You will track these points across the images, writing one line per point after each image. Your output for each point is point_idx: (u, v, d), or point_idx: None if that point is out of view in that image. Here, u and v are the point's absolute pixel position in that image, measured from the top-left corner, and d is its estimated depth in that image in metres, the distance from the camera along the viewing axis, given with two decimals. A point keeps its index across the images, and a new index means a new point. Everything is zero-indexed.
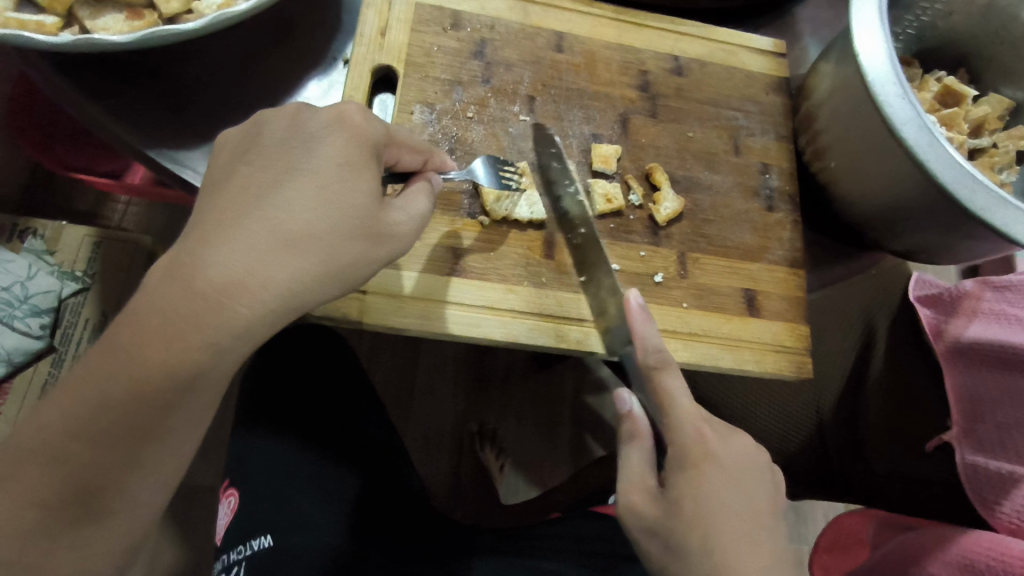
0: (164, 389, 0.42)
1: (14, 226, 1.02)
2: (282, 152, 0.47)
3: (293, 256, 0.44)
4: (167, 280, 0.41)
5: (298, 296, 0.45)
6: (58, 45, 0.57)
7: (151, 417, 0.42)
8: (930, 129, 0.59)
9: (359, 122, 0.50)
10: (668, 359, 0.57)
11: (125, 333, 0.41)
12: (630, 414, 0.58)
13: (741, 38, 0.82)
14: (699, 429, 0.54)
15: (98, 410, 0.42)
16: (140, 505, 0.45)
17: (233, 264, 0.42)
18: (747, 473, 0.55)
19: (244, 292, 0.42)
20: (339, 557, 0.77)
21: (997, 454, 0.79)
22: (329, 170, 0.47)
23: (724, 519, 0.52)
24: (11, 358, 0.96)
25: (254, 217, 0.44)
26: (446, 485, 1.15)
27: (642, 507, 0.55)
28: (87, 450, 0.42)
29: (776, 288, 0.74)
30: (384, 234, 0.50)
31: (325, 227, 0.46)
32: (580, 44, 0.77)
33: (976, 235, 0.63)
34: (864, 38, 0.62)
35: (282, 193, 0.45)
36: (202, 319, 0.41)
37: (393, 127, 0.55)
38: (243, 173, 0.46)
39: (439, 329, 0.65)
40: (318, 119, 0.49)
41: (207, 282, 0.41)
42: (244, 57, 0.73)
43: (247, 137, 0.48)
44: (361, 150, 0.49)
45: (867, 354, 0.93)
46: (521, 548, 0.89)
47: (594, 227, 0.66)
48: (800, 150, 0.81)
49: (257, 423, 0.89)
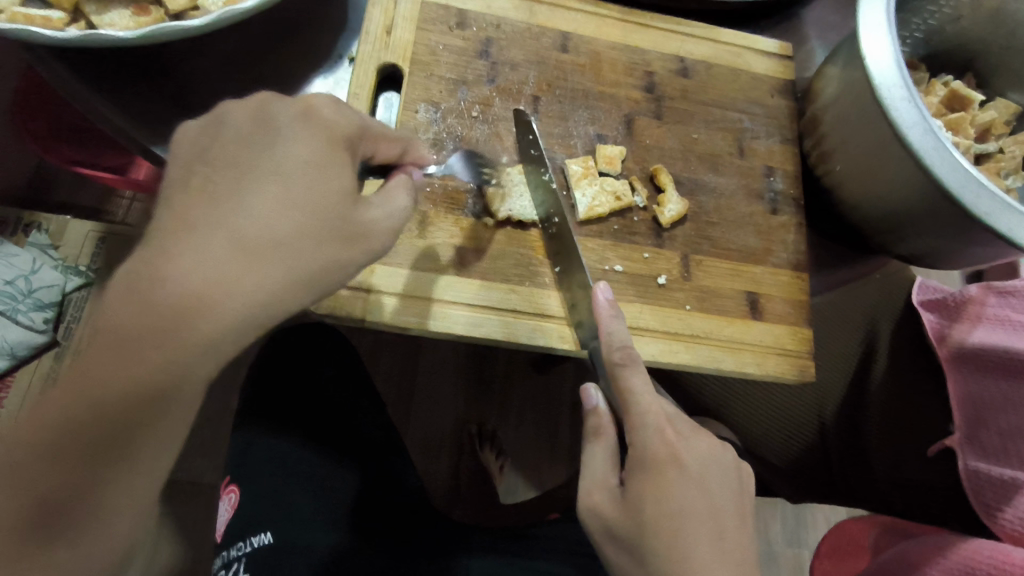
0: (156, 386, 0.42)
1: (18, 219, 1.02)
2: (247, 152, 0.46)
3: (261, 262, 0.44)
4: (128, 291, 0.41)
5: (269, 301, 0.44)
6: (65, 41, 0.57)
7: (145, 411, 0.43)
8: (936, 133, 0.58)
9: (330, 118, 0.50)
10: (633, 355, 0.58)
11: (123, 330, 0.41)
12: (595, 410, 0.59)
13: (747, 40, 0.81)
14: (659, 427, 0.54)
15: (93, 405, 0.42)
16: (138, 492, 0.46)
17: (205, 268, 0.42)
18: (710, 471, 0.55)
19: (216, 301, 0.42)
20: (337, 552, 0.77)
21: (999, 461, 0.79)
22: (297, 171, 0.47)
23: (689, 521, 0.51)
24: (15, 351, 0.97)
25: (223, 220, 0.43)
26: (445, 486, 1.15)
27: (604, 508, 0.54)
28: (85, 443, 0.42)
29: (779, 292, 0.73)
30: (359, 233, 0.49)
31: (293, 230, 0.45)
32: (585, 44, 0.77)
33: (980, 241, 0.63)
34: (873, 41, 0.62)
35: (253, 194, 0.45)
36: (168, 332, 0.42)
37: (367, 120, 0.54)
38: (202, 173, 0.45)
39: (444, 330, 0.65)
40: (284, 113, 0.49)
41: (175, 292, 0.42)
42: (250, 55, 0.73)
43: (204, 134, 0.47)
44: (331, 148, 0.49)
45: (869, 357, 0.93)
46: (521, 549, 0.89)
47: (565, 215, 0.63)
48: (805, 153, 0.81)
49: (259, 419, 0.89)
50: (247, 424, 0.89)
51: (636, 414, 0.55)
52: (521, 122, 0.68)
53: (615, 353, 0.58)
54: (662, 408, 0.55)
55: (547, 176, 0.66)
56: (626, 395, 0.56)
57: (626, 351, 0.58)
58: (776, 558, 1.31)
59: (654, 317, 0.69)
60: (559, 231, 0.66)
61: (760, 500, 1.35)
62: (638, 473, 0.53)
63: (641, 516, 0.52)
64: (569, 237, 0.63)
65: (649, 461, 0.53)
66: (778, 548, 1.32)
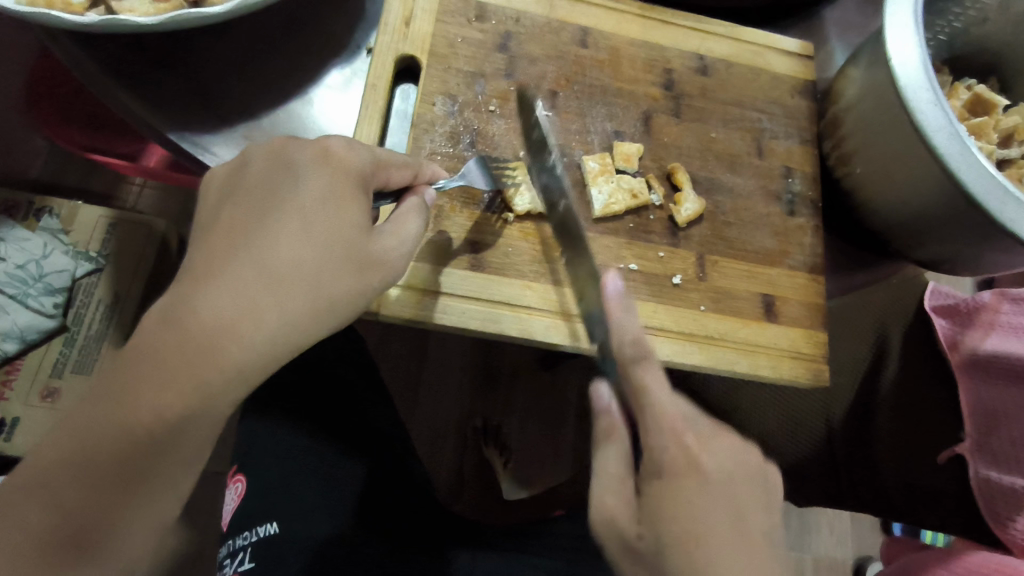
0: (181, 412, 0.43)
1: (30, 204, 1.03)
2: (266, 191, 0.48)
3: (278, 296, 0.45)
4: (158, 324, 0.43)
5: (286, 336, 0.45)
6: (83, 25, 0.57)
7: (172, 430, 0.43)
8: (962, 137, 0.57)
9: (341, 155, 0.50)
10: (646, 349, 0.54)
11: (143, 364, 0.42)
12: (607, 409, 0.54)
13: (768, 39, 0.80)
14: (675, 430, 0.51)
15: (122, 423, 0.42)
16: (158, 510, 0.45)
17: (221, 310, 0.43)
18: (732, 481, 0.52)
19: (233, 335, 0.43)
20: (338, 538, 0.78)
21: (1010, 470, 0.80)
22: (311, 207, 0.47)
23: (709, 526, 0.48)
24: (24, 335, 0.98)
25: (242, 262, 0.45)
26: (449, 480, 1.15)
27: (620, 519, 0.50)
28: (114, 458, 0.42)
29: (795, 294, 0.73)
30: (373, 264, 0.50)
31: (308, 266, 0.46)
32: (605, 39, 0.76)
33: (1004, 246, 0.61)
34: (900, 44, 0.61)
35: (268, 230, 0.46)
36: (188, 364, 0.43)
37: (381, 150, 0.53)
38: (230, 215, 0.47)
39: (461, 325, 0.65)
40: (302, 152, 0.49)
41: (198, 323, 0.43)
42: (267, 43, 0.73)
43: (231, 176, 0.49)
44: (345, 184, 0.49)
45: (881, 361, 0.92)
46: (521, 545, 0.89)
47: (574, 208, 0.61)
48: (824, 155, 0.80)
49: (267, 407, 0.90)
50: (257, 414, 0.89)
51: (649, 419, 0.52)
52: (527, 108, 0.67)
53: (629, 348, 0.54)
54: (679, 413, 0.52)
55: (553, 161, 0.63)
56: (642, 395, 0.52)
57: (640, 345, 0.54)
58: None
59: (667, 315, 0.69)
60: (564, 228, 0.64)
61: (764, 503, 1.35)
62: (656, 482, 0.50)
63: (659, 525, 0.48)
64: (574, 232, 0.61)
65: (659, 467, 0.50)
66: (782, 551, 1.32)
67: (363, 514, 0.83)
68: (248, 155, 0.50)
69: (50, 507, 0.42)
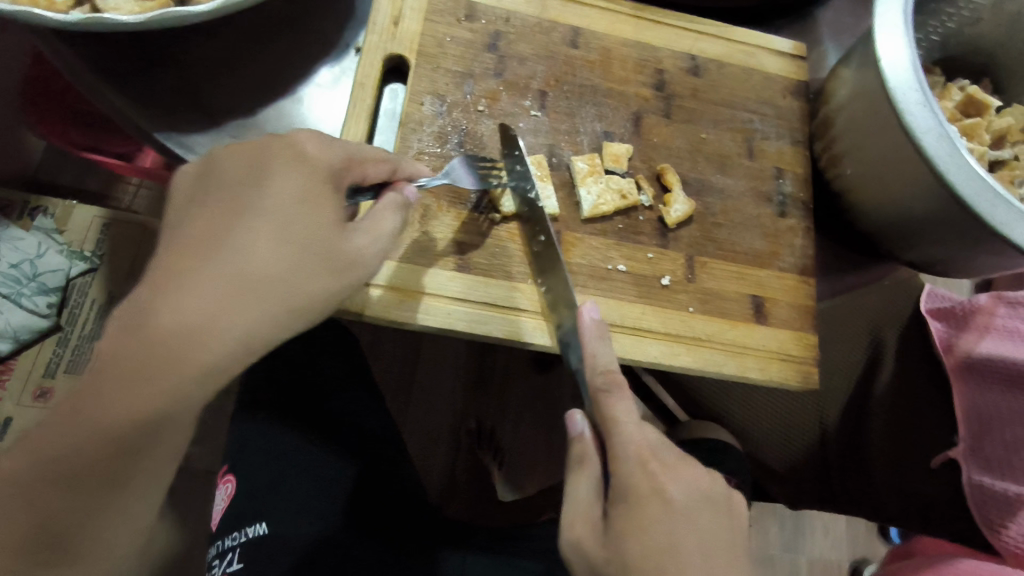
0: (153, 415, 0.43)
1: (24, 203, 1.02)
2: (235, 193, 0.47)
3: (250, 299, 0.44)
4: (123, 330, 0.42)
5: (254, 339, 0.45)
6: (67, 24, 0.57)
7: (143, 434, 0.43)
8: (951, 140, 0.57)
9: (314, 154, 0.49)
10: (617, 380, 0.56)
11: (109, 370, 0.42)
12: (580, 437, 0.56)
13: (760, 39, 0.80)
14: (639, 457, 0.53)
15: (98, 428, 0.43)
16: (138, 499, 0.48)
17: (187, 315, 0.43)
18: (699, 509, 0.53)
19: (205, 336, 0.43)
20: (326, 541, 0.79)
21: (1003, 476, 0.80)
22: (281, 208, 0.47)
23: (675, 554, 0.50)
24: (17, 335, 0.98)
25: (208, 266, 0.44)
26: (441, 480, 1.11)
27: (586, 543, 0.52)
28: (92, 461, 0.43)
29: (784, 295, 0.72)
30: (348, 264, 0.49)
31: (281, 267, 0.46)
32: (595, 39, 0.75)
33: (995, 249, 0.61)
34: (888, 44, 0.60)
35: (239, 231, 0.45)
36: (156, 368, 0.42)
37: (354, 147, 0.53)
38: (199, 218, 0.46)
39: (444, 325, 0.64)
40: (272, 153, 0.49)
41: (164, 328, 0.42)
42: (255, 43, 0.72)
43: (200, 178, 0.48)
44: (317, 184, 0.49)
45: (874, 365, 0.90)
46: (510, 548, 0.88)
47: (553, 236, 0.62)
48: (815, 156, 0.80)
49: (257, 407, 0.89)
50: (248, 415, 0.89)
51: (618, 445, 0.53)
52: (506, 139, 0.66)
53: (598, 379, 0.56)
54: (645, 439, 0.54)
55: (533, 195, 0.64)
56: (611, 425, 0.54)
57: (610, 377, 0.56)
58: (774, 562, 1.31)
59: (655, 317, 0.68)
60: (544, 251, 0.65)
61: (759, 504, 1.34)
62: (623, 507, 0.52)
63: (625, 548, 0.50)
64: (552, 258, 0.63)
65: (628, 493, 0.52)
66: (776, 553, 1.31)
67: (353, 515, 0.83)
68: (218, 156, 0.49)
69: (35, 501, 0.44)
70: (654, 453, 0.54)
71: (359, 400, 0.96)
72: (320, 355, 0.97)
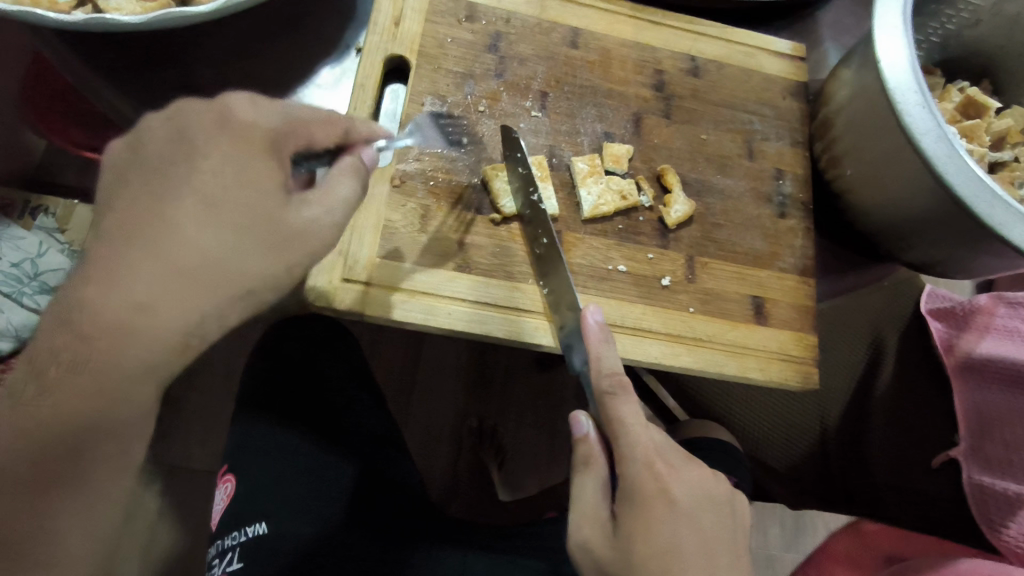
0: (119, 380, 0.46)
1: (25, 202, 1.02)
2: (165, 166, 0.46)
3: (195, 272, 0.45)
4: (76, 306, 0.45)
5: (202, 313, 0.46)
6: (70, 24, 0.57)
7: (117, 396, 0.48)
8: (950, 141, 0.57)
9: (245, 120, 0.48)
10: (624, 383, 0.55)
11: (71, 340, 0.46)
12: (585, 438, 0.56)
13: (760, 40, 0.80)
14: (647, 460, 0.53)
15: (76, 392, 0.47)
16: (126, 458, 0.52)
17: (131, 292, 0.44)
18: (704, 510, 0.53)
19: (157, 309, 0.45)
20: (322, 539, 0.78)
21: (1005, 475, 0.79)
22: (211, 182, 0.46)
23: (681, 555, 0.50)
24: (19, 333, 1.00)
25: (143, 243, 0.44)
26: (443, 480, 1.14)
27: (595, 544, 0.53)
28: (71, 420, 0.48)
29: (784, 296, 0.73)
30: (295, 235, 0.48)
31: (218, 242, 0.46)
32: (595, 40, 0.76)
33: (996, 250, 0.61)
34: (887, 45, 0.61)
35: (173, 204, 0.45)
36: (114, 338, 0.45)
37: (292, 108, 0.51)
38: (129, 192, 0.46)
39: (443, 325, 0.64)
40: (197, 123, 0.47)
41: (110, 305, 0.44)
42: (256, 43, 0.73)
43: (128, 150, 0.47)
44: (249, 150, 0.47)
45: (874, 365, 0.91)
46: (513, 548, 0.86)
47: (556, 239, 0.64)
48: (815, 157, 0.80)
49: (257, 408, 0.89)
50: (247, 416, 0.89)
51: (625, 446, 0.53)
52: (508, 140, 0.66)
53: (604, 382, 0.55)
54: (651, 439, 0.54)
55: (536, 198, 0.65)
56: (616, 426, 0.54)
57: (617, 380, 0.55)
58: (774, 562, 1.31)
59: (656, 318, 0.68)
60: (546, 252, 0.66)
61: (759, 504, 1.34)
62: (628, 507, 0.52)
63: (630, 550, 0.51)
64: (552, 258, 0.65)
65: (635, 494, 0.52)
66: (776, 553, 1.32)
67: (352, 518, 0.82)
68: (145, 127, 0.48)
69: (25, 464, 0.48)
70: (659, 453, 0.54)
71: (345, 394, 0.96)
72: (291, 342, 0.96)
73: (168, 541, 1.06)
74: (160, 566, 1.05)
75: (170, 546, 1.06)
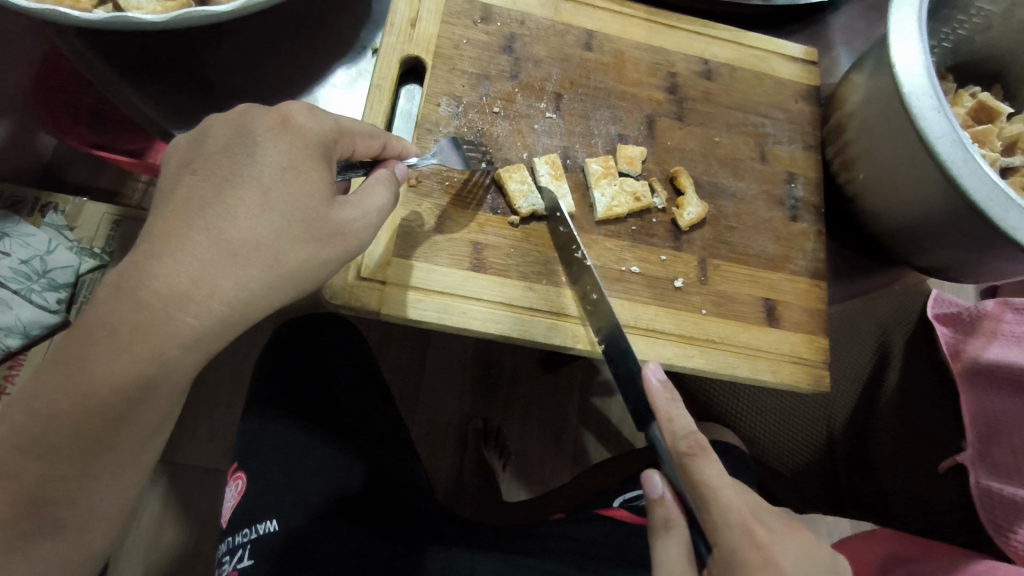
0: (140, 378, 0.44)
1: (36, 200, 1.03)
2: (228, 160, 0.47)
3: (234, 266, 0.45)
4: (113, 295, 0.43)
5: (242, 303, 0.45)
6: (91, 22, 0.57)
7: (127, 402, 0.44)
8: (965, 144, 0.57)
9: (307, 124, 0.50)
10: (701, 443, 0.55)
11: (87, 335, 0.43)
12: (661, 499, 0.56)
13: (772, 45, 0.81)
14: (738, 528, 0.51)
15: (83, 399, 0.44)
16: (125, 471, 0.48)
17: (171, 280, 0.43)
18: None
19: (190, 304, 0.43)
20: (302, 536, 0.77)
21: (1013, 480, 0.76)
22: (270, 177, 0.47)
23: None
24: (27, 330, 0.98)
25: (192, 232, 0.44)
26: (448, 480, 1.14)
27: None
28: (72, 430, 0.45)
29: (797, 299, 0.73)
30: (335, 231, 0.50)
31: (268, 232, 0.46)
32: (609, 42, 0.76)
33: (1008, 254, 0.61)
34: (904, 49, 0.61)
35: (231, 195, 0.46)
36: (146, 330, 0.43)
37: (345, 118, 0.54)
38: (188, 183, 0.46)
39: (458, 324, 0.64)
40: (265, 121, 0.49)
41: (153, 294, 0.43)
42: (272, 43, 0.73)
43: (196, 145, 0.48)
44: (305, 152, 0.49)
45: (881, 368, 0.92)
46: (523, 548, 0.84)
47: (603, 291, 0.62)
48: (827, 162, 0.81)
49: (267, 406, 0.90)
50: (257, 412, 0.90)
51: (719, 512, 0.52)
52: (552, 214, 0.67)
53: (685, 443, 0.55)
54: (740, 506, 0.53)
55: (580, 255, 0.63)
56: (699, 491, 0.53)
57: (697, 441, 0.55)
58: None
59: (668, 319, 0.69)
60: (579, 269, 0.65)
61: None
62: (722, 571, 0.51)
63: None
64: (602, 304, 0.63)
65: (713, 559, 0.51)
66: None
67: (334, 510, 0.82)
68: (212, 124, 0.49)
69: (14, 480, 0.45)
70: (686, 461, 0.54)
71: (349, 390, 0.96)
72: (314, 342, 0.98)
73: (172, 538, 1.06)
74: (165, 563, 1.05)
75: (176, 542, 1.06)
